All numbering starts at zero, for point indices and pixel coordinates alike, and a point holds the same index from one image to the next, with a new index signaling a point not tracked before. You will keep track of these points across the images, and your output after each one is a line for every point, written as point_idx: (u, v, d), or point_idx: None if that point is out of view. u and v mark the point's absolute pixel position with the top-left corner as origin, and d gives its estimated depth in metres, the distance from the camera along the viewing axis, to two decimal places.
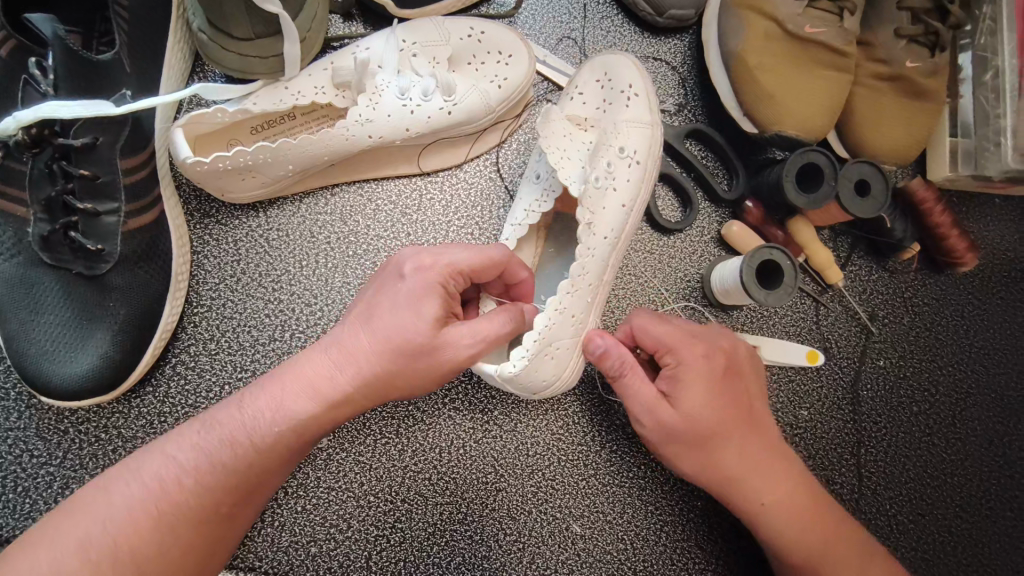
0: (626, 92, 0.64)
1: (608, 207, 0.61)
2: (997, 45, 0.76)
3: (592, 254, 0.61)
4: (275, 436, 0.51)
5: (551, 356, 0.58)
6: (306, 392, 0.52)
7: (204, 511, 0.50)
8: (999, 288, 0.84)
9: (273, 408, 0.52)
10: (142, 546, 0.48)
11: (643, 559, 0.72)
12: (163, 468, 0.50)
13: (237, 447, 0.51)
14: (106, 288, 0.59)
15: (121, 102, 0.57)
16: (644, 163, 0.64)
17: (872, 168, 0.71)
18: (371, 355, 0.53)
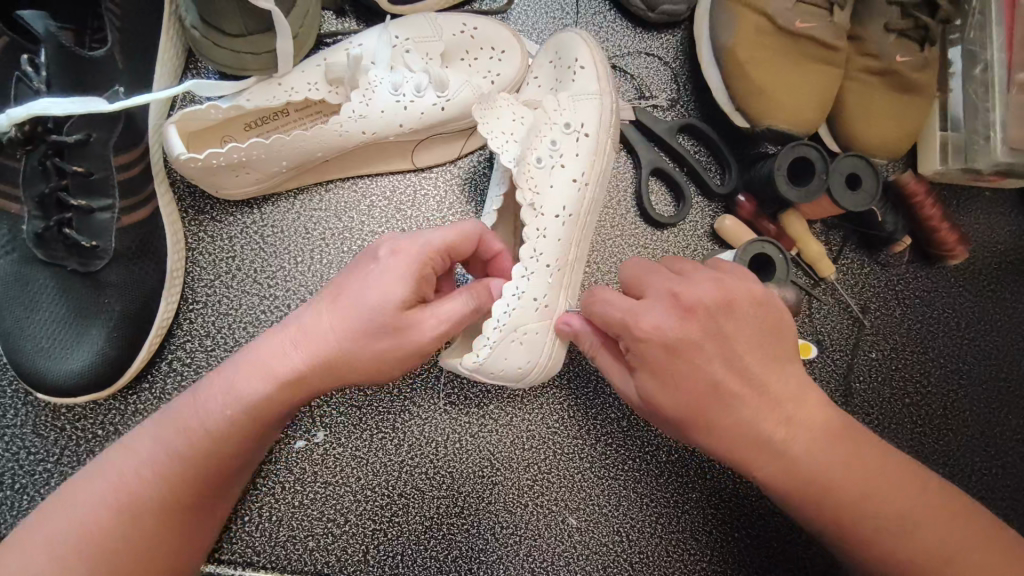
0: (573, 67, 0.66)
1: (556, 184, 0.62)
2: (986, 39, 0.77)
3: (543, 232, 0.61)
4: (230, 418, 0.51)
5: (517, 342, 0.58)
6: (261, 375, 0.52)
7: (162, 500, 0.50)
8: (989, 280, 0.85)
9: (228, 395, 0.51)
10: (105, 541, 0.48)
11: (639, 552, 0.72)
12: (126, 461, 0.51)
13: (194, 438, 0.51)
14: (102, 285, 0.60)
15: (114, 99, 0.58)
16: (595, 135, 0.64)
17: (863, 161, 0.72)
18: (328, 338, 0.52)
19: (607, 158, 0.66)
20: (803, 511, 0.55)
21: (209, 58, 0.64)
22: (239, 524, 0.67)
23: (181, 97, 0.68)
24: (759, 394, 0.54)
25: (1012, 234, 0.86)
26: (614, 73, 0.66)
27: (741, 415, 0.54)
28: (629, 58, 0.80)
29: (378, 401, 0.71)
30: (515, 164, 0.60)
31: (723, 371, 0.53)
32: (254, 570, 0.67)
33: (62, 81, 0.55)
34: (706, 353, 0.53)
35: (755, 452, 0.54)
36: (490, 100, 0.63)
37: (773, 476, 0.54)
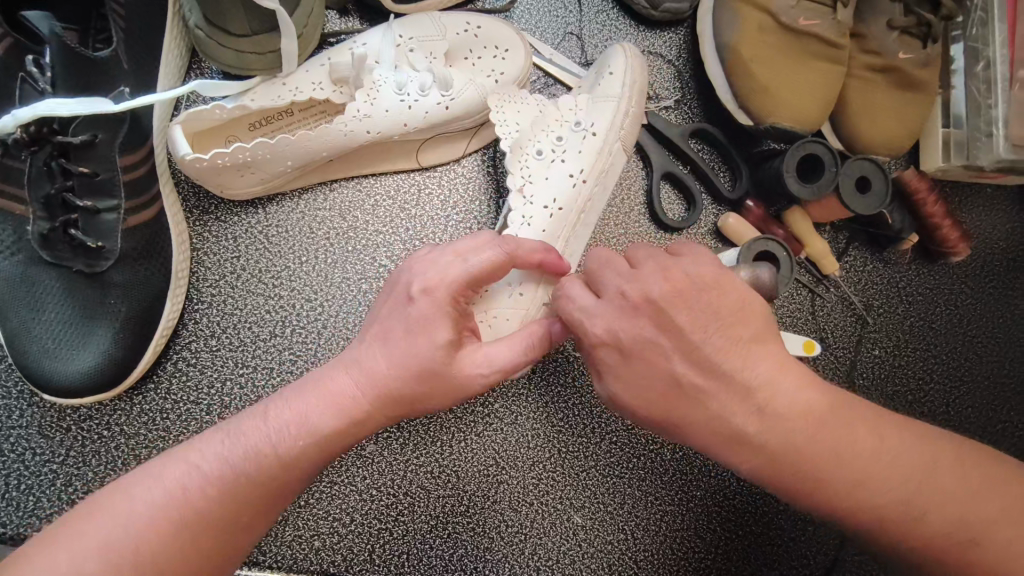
0: (604, 73, 0.69)
1: (551, 177, 0.65)
2: (988, 36, 0.77)
3: (529, 219, 0.64)
4: (299, 448, 0.52)
5: (487, 323, 0.63)
6: (331, 407, 0.53)
7: (224, 521, 0.50)
8: (991, 277, 0.85)
9: (298, 424, 0.53)
10: (163, 555, 0.48)
11: (643, 550, 0.72)
12: (186, 475, 0.50)
13: (261, 461, 0.51)
14: (107, 286, 0.60)
15: (120, 100, 0.58)
16: (603, 135, 0.66)
17: (873, 164, 0.72)
18: (395, 372, 0.53)
19: (615, 160, 0.67)
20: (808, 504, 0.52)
21: (212, 58, 0.64)
22: None
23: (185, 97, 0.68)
24: (727, 386, 0.51)
25: (1014, 231, 0.86)
26: (648, 81, 0.68)
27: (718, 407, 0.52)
28: None
29: None
30: (512, 150, 0.64)
31: (690, 366, 0.51)
32: (260, 569, 0.67)
33: (67, 82, 0.55)
34: (668, 349, 0.52)
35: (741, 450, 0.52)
36: (513, 95, 0.66)
37: (760, 470, 0.52)
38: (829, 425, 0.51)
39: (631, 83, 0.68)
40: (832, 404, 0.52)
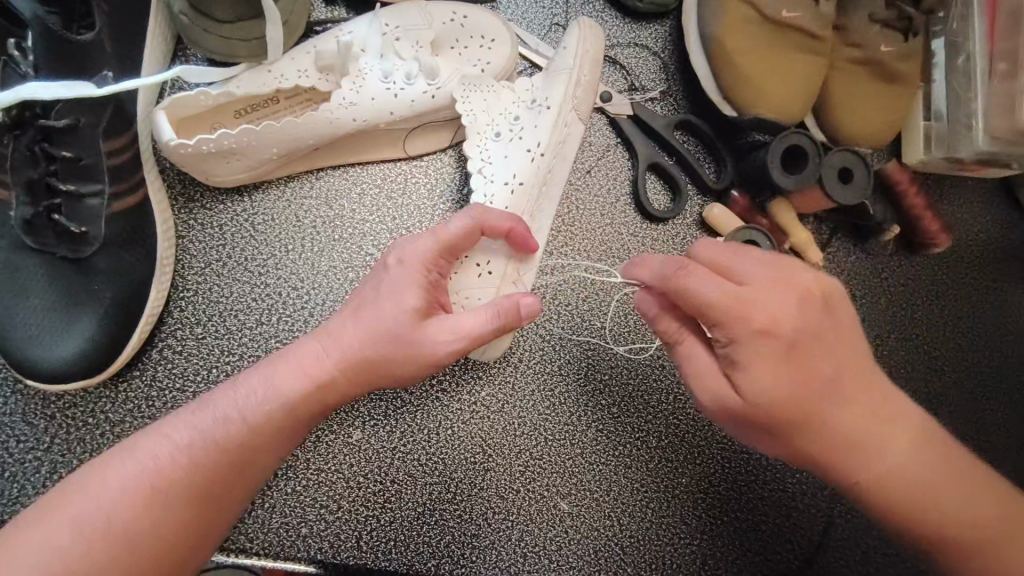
0: (558, 49, 0.69)
1: (509, 154, 0.65)
2: (968, 30, 0.78)
3: (490, 198, 0.65)
4: (266, 413, 0.53)
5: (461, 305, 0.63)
6: (298, 373, 0.54)
7: (196, 490, 0.50)
8: (972, 268, 0.87)
9: (267, 391, 0.53)
10: (135, 525, 0.48)
11: (630, 535, 0.73)
12: (157, 446, 0.51)
13: (232, 431, 0.52)
14: (92, 272, 0.59)
15: (102, 84, 0.58)
16: (557, 107, 0.66)
17: (856, 156, 0.73)
18: (359, 337, 0.55)
19: (570, 131, 0.67)
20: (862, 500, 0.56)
21: (198, 45, 0.64)
22: None
23: (170, 85, 0.68)
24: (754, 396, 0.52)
25: (993, 222, 0.88)
26: (602, 50, 0.67)
27: (761, 385, 0.51)
28: (618, 48, 0.81)
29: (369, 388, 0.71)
30: (469, 133, 0.66)
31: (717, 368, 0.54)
32: (247, 557, 0.67)
33: (50, 66, 0.55)
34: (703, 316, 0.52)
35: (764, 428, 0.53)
36: (477, 83, 0.67)
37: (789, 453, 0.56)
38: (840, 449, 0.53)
39: (585, 53, 0.67)
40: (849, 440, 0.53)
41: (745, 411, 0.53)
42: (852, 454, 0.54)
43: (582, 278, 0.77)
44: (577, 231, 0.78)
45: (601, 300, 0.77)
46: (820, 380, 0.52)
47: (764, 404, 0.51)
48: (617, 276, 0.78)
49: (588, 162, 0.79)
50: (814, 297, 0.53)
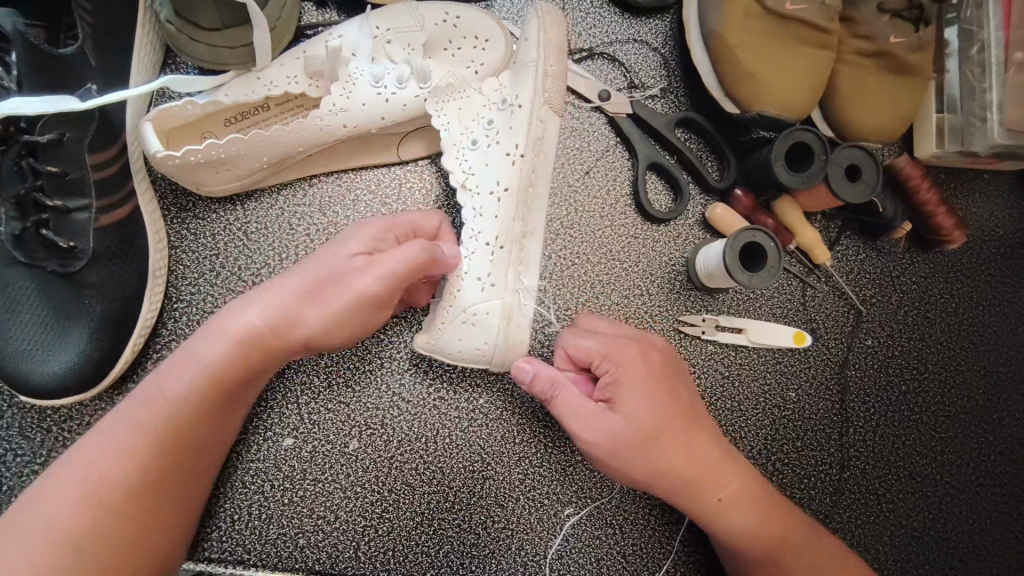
0: (520, 40, 0.66)
1: (490, 161, 0.63)
2: (983, 18, 0.75)
3: (479, 211, 0.63)
4: (184, 386, 0.55)
5: (472, 325, 0.61)
6: (218, 336, 0.56)
7: (132, 484, 0.53)
8: (989, 265, 0.84)
9: (184, 364, 0.56)
10: (78, 524, 0.51)
11: (632, 544, 0.72)
12: (95, 444, 0.54)
13: (161, 412, 0.55)
14: (82, 285, 0.59)
15: (86, 97, 0.57)
16: (527, 103, 0.63)
17: (864, 153, 0.70)
18: (287, 292, 0.57)
19: (547, 126, 0.63)
20: (739, 528, 0.63)
21: (187, 53, 0.63)
22: (228, 521, 0.67)
23: (159, 92, 0.67)
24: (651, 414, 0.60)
25: (1011, 217, 0.85)
26: (563, 35, 0.64)
27: (640, 401, 0.60)
28: (617, 44, 0.79)
29: (366, 396, 0.70)
30: (447, 147, 0.64)
31: (659, 389, 0.61)
32: (245, 567, 0.67)
33: (34, 81, 0.55)
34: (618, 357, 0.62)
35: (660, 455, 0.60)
36: (448, 93, 0.65)
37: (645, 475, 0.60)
38: (677, 482, 0.61)
39: (543, 41, 0.64)
40: (685, 458, 0.61)
41: (681, 423, 0.61)
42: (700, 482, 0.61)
43: (580, 282, 0.75)
44: (577, 234, 0.76)
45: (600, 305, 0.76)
46: (705, 418, 0.64)
47: (643, 418, 0.60)
48: (617, 280, 0.76)
49: (588, 163, 0.77)
50: (678, 365, 0.65)
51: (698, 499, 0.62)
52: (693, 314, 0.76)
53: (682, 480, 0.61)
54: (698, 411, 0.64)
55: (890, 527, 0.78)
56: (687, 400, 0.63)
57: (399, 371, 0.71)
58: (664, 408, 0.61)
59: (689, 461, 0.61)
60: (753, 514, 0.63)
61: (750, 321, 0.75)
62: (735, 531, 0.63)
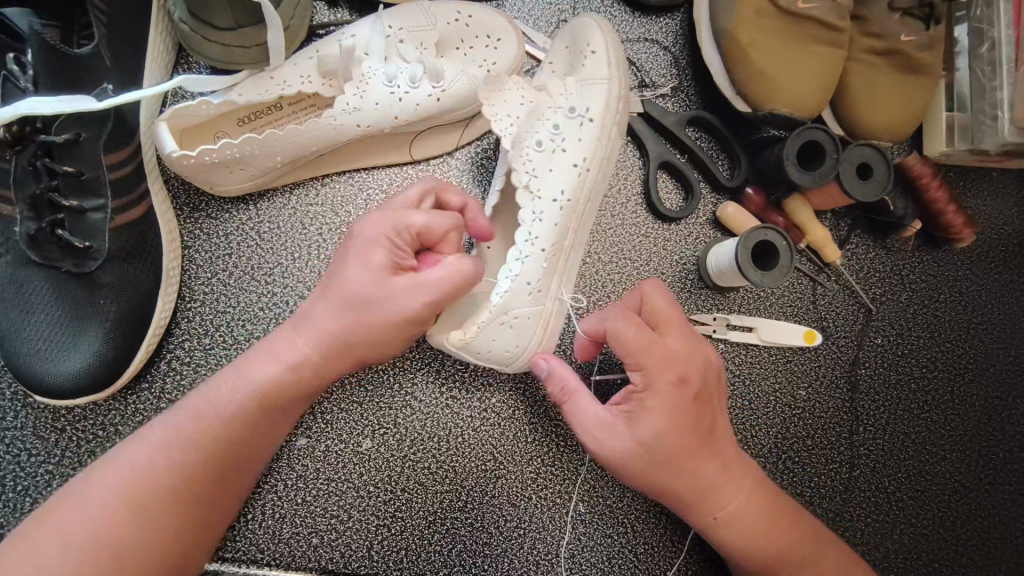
0: (585, 50, 0.65)
1: (556, 169, 0.62)
2: (993, 16, 0.75)
3: (538, 216, 0.61)
4: (240, 405, 0.55)
5: (507, 327, 0.59)
6: (272, 358, 0.56)
7: (174, 493, 0.53)
8: (998, 263, 0.84)
9: (239, 382, 0.55)
10: (111, 533, 0.50)
11: (644, 543, 0.72)
12: (136, 453, 0.53)
13: (206, 427, 0.54)
14: (97, 286, 0.59)
15: (102, 97, 0.57)
16: (599, 119, 0.63)
17: (875, 151, 0.70)
18: (340, 319, 0.55)
19: (613, 145, 0.65)
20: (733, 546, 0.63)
21: (200, 53, 0.63)
22: (242, 521, 0.67)
23: (172, 92, 0.67)
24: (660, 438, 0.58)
25: (1020, 214, 0.85)
26: (628, 53, 0.66)
27: (650, 428, 0.57)
28: (628, 43, 0.79)
29: (379, 396, 0.70)
30: (508, 146, 0.61)
31: (670, 419, 0.58)
32: (258, 567, 0.67)
33: (49, 81, 0.55)
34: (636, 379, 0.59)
35: (664, 472, 0.59)
36: None
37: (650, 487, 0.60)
38: (681, 495, 0.60)
39: (610, 56, 0.65)
40: (689, 475, 0.59)
41: (692, 446, 0.59)
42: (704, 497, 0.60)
43: (591, 281, 0.75)
44: (587, 233, 0.76)
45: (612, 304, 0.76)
46: (720, 437, 0.61)
47: (652, 442, 0.58)
48: (628, 279, 0.76)
49: None
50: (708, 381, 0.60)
51: (694, 510, 0.61)
52: (704, 313, 0.76)
53: (686, 493, 0.60)
54: (714, 432, 0.60)
55: (900, 526, 0.78)
56: (705, 420, 0.60)
57: (411, 371, 0.71)
58: (677, 433, 0.58)
59: (695, 478, 0.60)
60: (757, 536, 0.62)
61: (761, 319, 0.75)
62: (733, 544, 0.62)
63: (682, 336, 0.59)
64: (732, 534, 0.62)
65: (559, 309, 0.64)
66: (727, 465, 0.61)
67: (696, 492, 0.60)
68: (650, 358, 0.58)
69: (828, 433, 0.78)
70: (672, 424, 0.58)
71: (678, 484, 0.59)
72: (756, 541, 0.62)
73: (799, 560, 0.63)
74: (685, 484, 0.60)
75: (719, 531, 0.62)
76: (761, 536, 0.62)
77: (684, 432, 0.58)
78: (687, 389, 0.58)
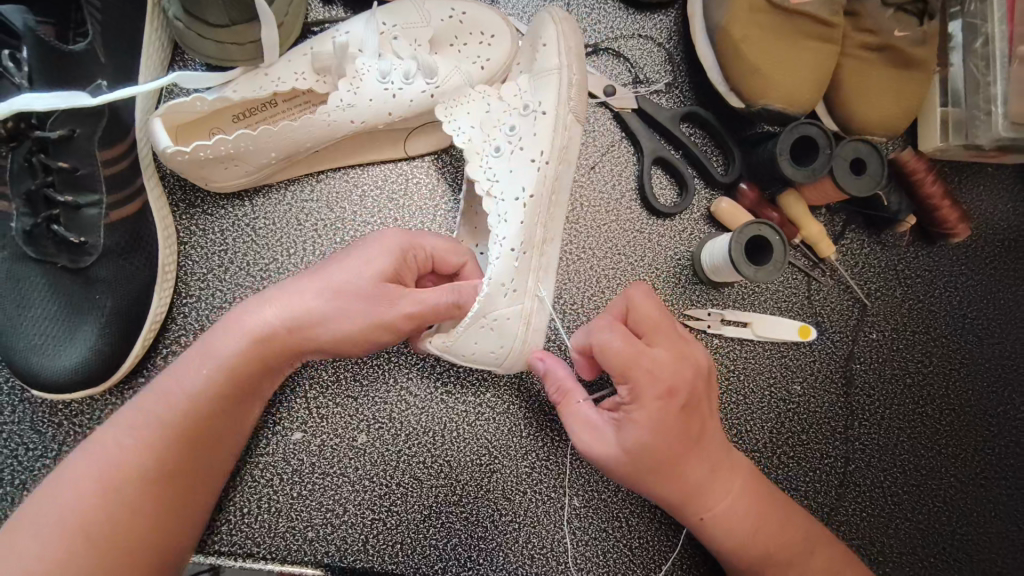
0: (538, 45, 0.66)
1: (514, 167, 0.63)
2: (987, 12, 0.75)
3: (504, 217, 0.62)
4: (208, 380, 0.56)
5: (488, 329, 0.60)
6: (237, 331, 0.57)
7: (151, 472, 0.53)
8: (993, 258, 0.84)
9: (206, 357, 0.56)
10: (90, 513, 0.50)
11: (638, 537, 0.72)
12: (112, 440, 0.53)
13: (176, 403, 0.55)
14: (92, 281, 0.60)
15: (97, 93, 0.58)
16: (553, 110, 0.63)
17: (868, 146, 0.71)
18: (308, 292, 0.58)
19: (571, 134, 0.65)
20: (723, 547, 0.63)
21: (195, 51, 0.64)
22: (238, 515, 0.67)
23: (168, 89, 0.68)
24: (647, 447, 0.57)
25: (1015, 209, 0.85)
26: (582, 43, 0.65)
27: (637, 437, 0.57)
28: (622, 40, 0.79)
29: (374, 390, 0.71)
30: (471, 156, 0.64)
31: (656, 428, 0.57)
32: (254, 561, 0.67)
33: (45, 77, 0.55)
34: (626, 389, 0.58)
35: (650, 478, 0.59)
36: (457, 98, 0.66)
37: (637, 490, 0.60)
38: (668, 497, 0.61)
39: (565, 49, 0.65)
40: (675, 480, 0.59)
41: (678, 453, 0.58)
42: (691, 500, 0.61)
43: (586, 276, 0.76)
44: (582, 229, 0.77)
45: (606, 299, 0.76)
46: (709, 442, 0.61)
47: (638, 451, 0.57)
48: (622, 274, 0.77)
49: (593, 158, 0.78)
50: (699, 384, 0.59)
51: (682, 511, 0.62)
52: (698, 308, 0.76)
53: (673, 496, 0.60)
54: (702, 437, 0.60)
55: (896, 520, 0.78)
56: (693, 425, 0.59)
57: (406, 366, 0.71)
58: (664, 441, 0.57)
59: (682, 481, 0.60)
60: (750, 532, 0.62)
61: (755, 314, 0.76)
62: (724, 544, 0.63)
63: (667, 344, 0.59)
64: (721, 533, 0.62)
65: (540, 307, 0.64)
66: (717, 467, 0.61)
67: (684, 495, 0.60)
68: (637, 370, 0.57)
69: (822, 428, 0.78)
70: (658, 434, 0.57)
71: (664, 489, 0.60)
72: (746, 542, 0.62)
73: (789, 555, 0.63)
74: (674, 488, 0.60)
75: (715, 531, 0.62)
76: (751, 535, 0.62)
77: (670, 438, 0.58)
78: (677, 396, 0.57)
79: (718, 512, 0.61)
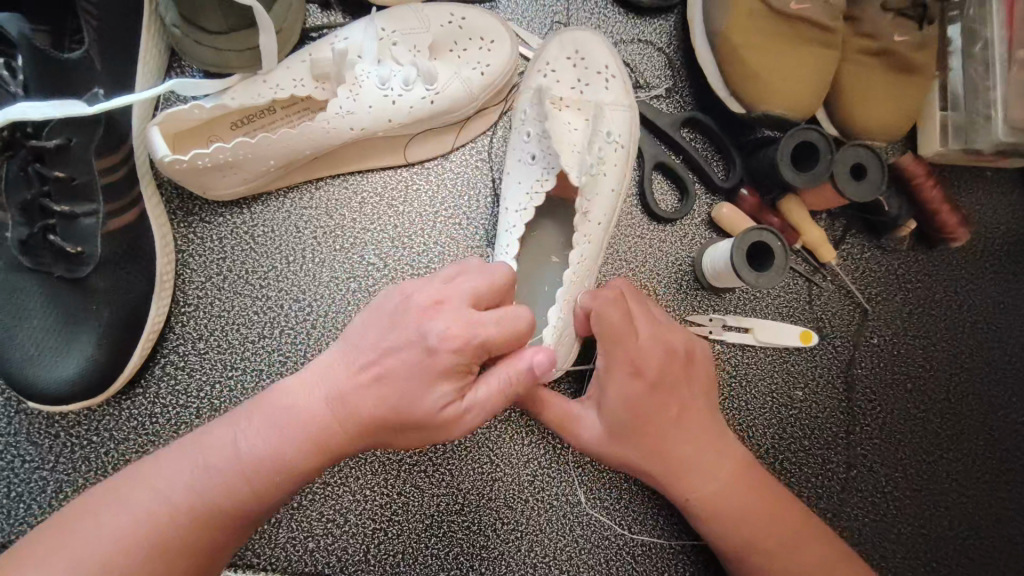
0: (603, 72, 0.68)
1: (598, 194, 0.65)
2: (986, 16, 0.75)
3: (589, 239, 0.63)
4: (267, 464, 0.49)
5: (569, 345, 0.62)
6: (307, 419, 0.50)
7: (195, 542, 0.48)
8: (992, 262, 0.84)
9: (269, 437, 0.50)
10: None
11: (641, 544, 0.72)
12: (152, 496, 0.48)
13: (229, 477, 0.49)
14: (90, 290, 0.59)
15: (93, 101, 0.57)
16: (627, 145, 0.68)
17: (868, 150, 0.71)
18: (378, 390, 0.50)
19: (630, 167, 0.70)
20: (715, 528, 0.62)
21: (190, 57, 0.63)
22: None
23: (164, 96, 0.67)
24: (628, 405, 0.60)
25: (1014, 213, 0.85)
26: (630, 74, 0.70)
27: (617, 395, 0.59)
28: (622, 45, 0.79)
29: None
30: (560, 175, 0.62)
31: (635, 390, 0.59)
32: (254, 572, 0.67)
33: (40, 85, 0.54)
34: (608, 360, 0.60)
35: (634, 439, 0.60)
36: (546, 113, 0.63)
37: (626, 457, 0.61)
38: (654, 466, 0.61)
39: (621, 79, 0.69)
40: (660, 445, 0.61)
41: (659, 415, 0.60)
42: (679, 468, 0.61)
43: None
44: None
45: None
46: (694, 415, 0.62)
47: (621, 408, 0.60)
48: (623, 280, 0.76)
49: None
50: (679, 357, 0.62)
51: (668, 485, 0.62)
52: (699, 314, 0.76)
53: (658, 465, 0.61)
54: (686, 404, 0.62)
55: (898, 526, 0.78)
56: (674, 392, 0.61)
57: None
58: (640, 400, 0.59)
59: (667, 450, 0.61)
60: (743, 516, 0.61)
61: (756, 320, 0.76)
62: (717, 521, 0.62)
63: (648, 321, 0.62)
64: (712, 510, 0.62)
65: None
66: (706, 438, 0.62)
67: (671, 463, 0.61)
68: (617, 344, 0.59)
69: (824, 433, 0.78)
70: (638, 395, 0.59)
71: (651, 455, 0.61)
72: (740, 521, 0.61)
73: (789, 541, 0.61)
74: (662, 457, 0.61)
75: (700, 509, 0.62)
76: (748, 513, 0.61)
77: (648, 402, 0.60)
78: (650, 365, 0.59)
79: (708, 487, 0.61)
